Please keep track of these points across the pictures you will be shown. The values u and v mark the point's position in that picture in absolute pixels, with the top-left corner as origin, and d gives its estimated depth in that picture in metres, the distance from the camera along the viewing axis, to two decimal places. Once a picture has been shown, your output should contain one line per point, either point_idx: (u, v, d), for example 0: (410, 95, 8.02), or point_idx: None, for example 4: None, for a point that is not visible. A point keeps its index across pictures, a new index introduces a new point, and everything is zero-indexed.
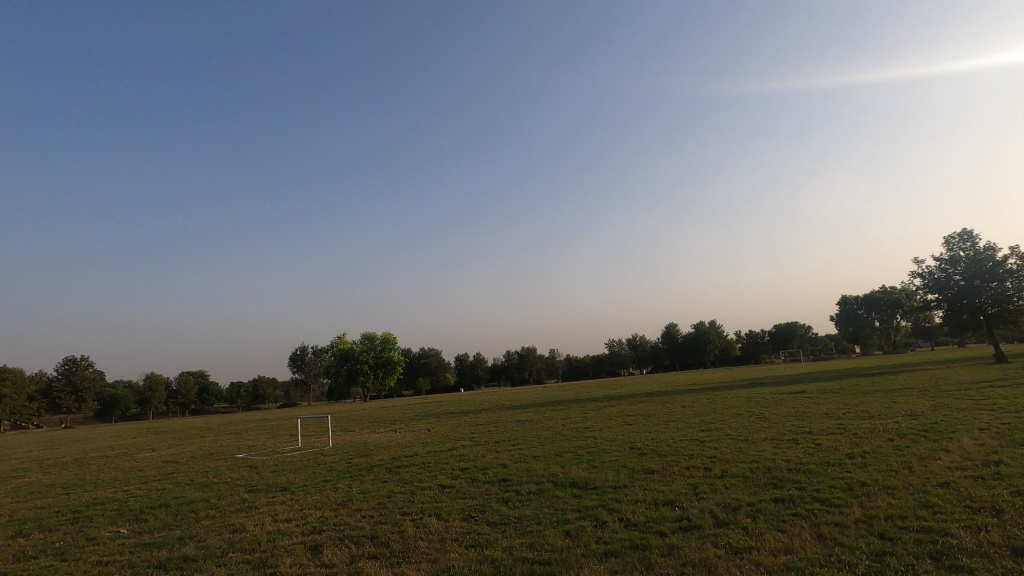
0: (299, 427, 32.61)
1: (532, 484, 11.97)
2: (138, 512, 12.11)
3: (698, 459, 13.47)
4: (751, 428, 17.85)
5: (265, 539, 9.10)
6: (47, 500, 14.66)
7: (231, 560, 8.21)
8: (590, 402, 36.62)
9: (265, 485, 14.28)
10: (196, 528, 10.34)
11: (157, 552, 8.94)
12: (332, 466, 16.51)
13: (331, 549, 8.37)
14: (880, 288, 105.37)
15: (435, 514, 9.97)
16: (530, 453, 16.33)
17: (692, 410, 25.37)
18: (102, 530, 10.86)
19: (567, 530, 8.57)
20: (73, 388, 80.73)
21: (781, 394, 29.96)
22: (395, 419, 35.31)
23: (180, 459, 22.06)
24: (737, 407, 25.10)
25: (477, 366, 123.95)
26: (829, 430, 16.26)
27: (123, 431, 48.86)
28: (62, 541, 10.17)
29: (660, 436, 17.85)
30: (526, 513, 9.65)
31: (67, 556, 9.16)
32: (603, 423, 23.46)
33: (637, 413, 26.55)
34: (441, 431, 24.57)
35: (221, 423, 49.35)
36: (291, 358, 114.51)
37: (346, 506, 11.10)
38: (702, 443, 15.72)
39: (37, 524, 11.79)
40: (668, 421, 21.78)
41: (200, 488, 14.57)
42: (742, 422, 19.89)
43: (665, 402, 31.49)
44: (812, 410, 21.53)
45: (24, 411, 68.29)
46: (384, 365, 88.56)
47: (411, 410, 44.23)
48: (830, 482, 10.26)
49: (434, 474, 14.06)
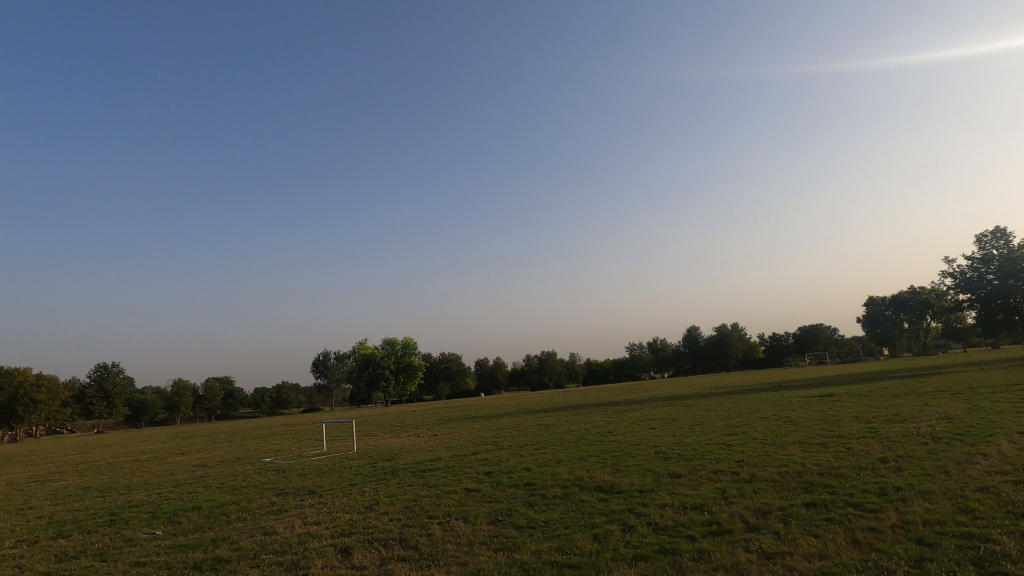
0: (324, 431, 33.03)
1: (557, 488, 11.94)
2: (170, 515, 12.36)
3: (725, 463, 13.26)
4: (779, 432, 17.51)
5: (296, 541, 9.25)
6: (84, 503, 15.08)
7: (263, 562, 8.35)
8: (613, 406, 36.45)
9: (293, 488, 14.51)
10: (227, 530, 10.54)
11: (191, 553, 9.13)
12: (358, 470, 16.69)
13: (362, 551, 8.48)
14: (909, 288, 102.91)
15: (462, 518, 9.99)
16: (554, 457, 16.26)
17: (717, 413, 25.17)
18: (137, 532, 11.12)
19: (595, 533, 8.54)
20: (105, 393, 82.95)
21: (808, 397, 29.48)
22: (417, 424, 35.51)
23: (208, 463, 22.49)
24: (764, 410, 24.71)
25: (497, 371, 124.05)
26: (859, 434, 15.88)
27: (152, 436, 49.92)
28: (101, 542, 10.45)
29: (685, 440, 17.63)
30: (553, 516, 9.65)
31: (107, 558, 9.40)
32: (627, 427, 23.26)
33: (660, 416, 26.27)
34: (464, 436, 24.68)
35: (247, 428, 50.35)
36: (314, 364, 116.22)
37: (372, 510, 11.15)
38: (729, 447, 15.51)
39: (76, 526, 12.10)
40: (693, 425, 21.47)
41: (230, 491, 14.87)
42: (768, 425, 19.64)
43: (688, 406, 31.24)
44: (841, 413, 21.06)
45: (58, 416, 70.35)
46: (405, 368, 89.21)
47: (432, 415, 44.45)
48: (863, 487, 10.03)
49: (459, 477, 14.09)
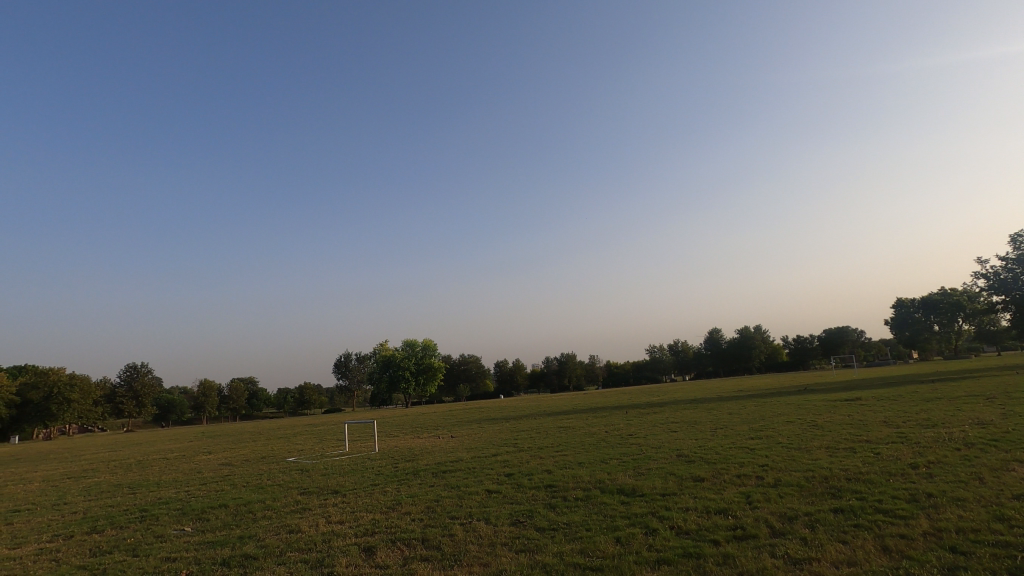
0: (346, 432, 33.38)
1: (579, 490, 11.90)
2: (198, 512, 12.65)
3: (750, 467, 13.08)
4: (804, 436, 17.22)
5: (321, 540, 9.38)
6: (115, 499, 15.51)
7: (289, 560, 8.48)
8: (633, 408, 36.20)
9: (317, 487, 14.70)
10: (254, 527, 10.74)
11: (220, 550, 9.31)
12: (379, 470, 16.83)
13: (385, 550, 8.57)
14: (940, 290, 100.11)
15: (484, 519, 10.03)
16: (575, 459, 16.23)
17: (740, 417, 24.81)
18: (168, 527, 11.41)
19: (617, 536, 8.49)
20: (134, 393, 85.12)
21: (834, 400, 28.95)
22: (437, 425, 35.69)
23: (234, 462, 22.96)
24: (788, 414, 24.27)
25: (517, 373, 123.99)
26: (888, 439, 15.53)
27: (179, 436, 50.98)
28: (132, 538, 10.73)
29: (707, 443, 17.45)
30: (575, 519, 9.61)
31: (139, 553, 9.65)
32: (648, 429, 23.10)
33: (681, 419, 25.96)
34: (484, 437, 24.75)
35: (272, 427, 51.18)
36: (336, 365, 117.72)
37: (395, 510, 11.27)
38: (752, 451, 15.28)
39: (109, 521, 12.47)
40: (716, 428, 21.24)
41: (256, 490, 15.15)
42: (793, 429, 19.29)
43: (711, 409, 30.83)
44: (869, 417, 20.63)
45: (89, 415, 72.36)
46: (425, 370, 89.74)
47: (452, 416, 44.66)
48: (893, 493, 9.80)
49: (480, 479, 14.14)
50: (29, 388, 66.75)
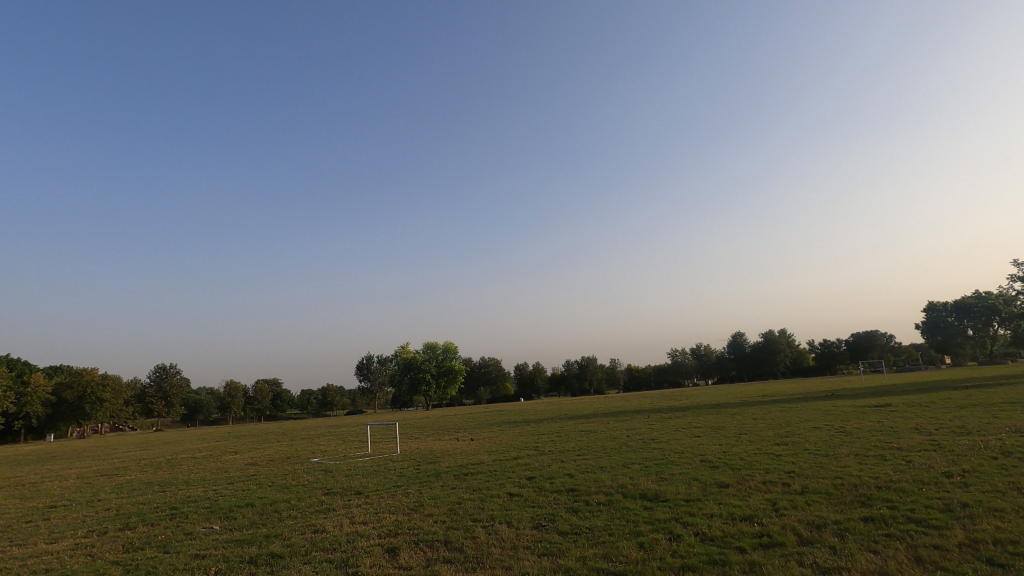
0: (368, 433, 33.72)
1: (601, 495, 11.85)
2: (226, 510, 12.91)
3: (775, 474, 12.85)
4: (832, 443, 16.82)
5: (345, 540, 9.50)
6: (147, 497, 15.91)
7: (315, 559, 8.60)
8: (655, 412, 35.85)
9: (340, 487, 14.87)
10: (280, 526, 10.91)
11: (248, 548, 9.47)
12: (402, 472, 17.00)
13: (408, 552, 8.62)
14: (974, 293, 97.05)
15: (506, 522, 10.04)
16: (597, 463, 16.14)
17: (765, 422, 24.38)
18: (198, 525, 11.66)
19: (640, 541, 8.43)
20: (163, 394, 87.28)
21: (863, 406, 28.22)
22: (458, 427, 35.84)
23: (259, 461, 23.44)
24: (815, 420, 23.79)
25: (537, 376, 123.80)
26: (920, 447, 15.09)
27: (206, 435, 52.12)
28: (163, 535, 11.00)
29: (732, 449, 17.18)
30: (598, 523, 9.55)
31: (170, 549, 9.89)
32: (671, 434, 22.85)
33: (704, 424, 25.68)
34: (506, 440, 24.77)
35: (295, 428, 51.97)
36: (358, 367, 119.14)
37: (418, 511, 11.35)
38: (778, 457, 15.02)
39: (140, 518, 12.79)
40: (741, 434, 20.89)
41: (281, 489, 15.39)
42: (820, 435, 18.91)
43: (735, 414, 30.38)
44: (900, 424, 20.11)
45: (121, 415, 74.39)
46: (446, 373, 90.14)
47: (473, 419, 44.87)
48: (925, 502, 9.53)
49: (501, 482, 14.16)
50: (64, 387, 68.95)
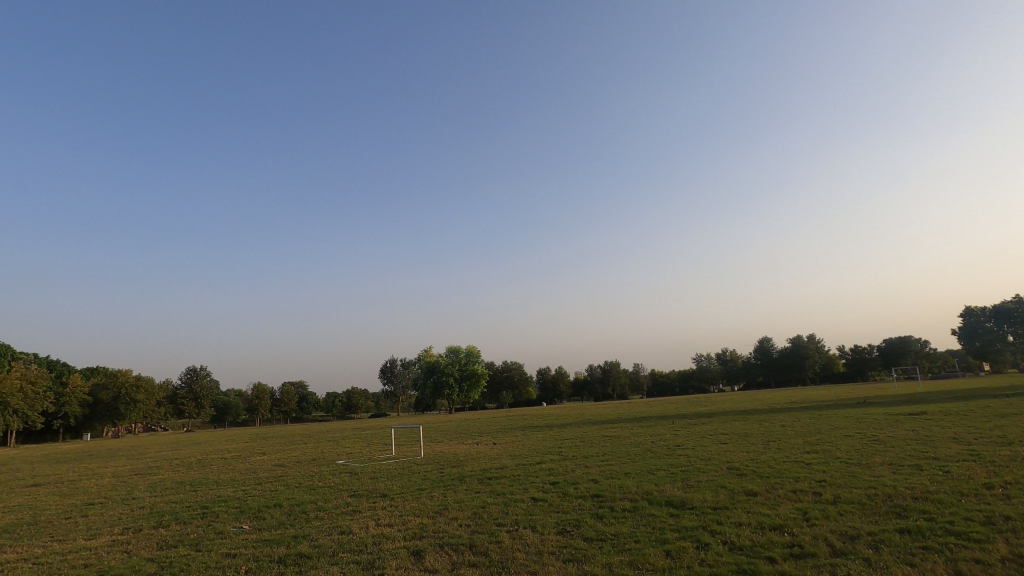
0: (392, 436, 34.00)
1: (626, 501, 11.73)
2: (255, 511, 13.14)
3: (806, 482, 12.55)
4: (864, 452, 16.38)
5: (371, 542, 9.59)
6: (179, 496, 16.27)
7: (342, 560, 8.70)
8: (680, 418, 35.39)
9: (366, 490, 15.03)
10: (308, 527, 11.07)
11: (277, 548, 9.63)
12: (426, 475, 17.07)
13: (434, 555, 8.67)
14: (1014, 299, 93.85)
15: (531, 527, 10.01)
16: (621, 469, 16.00)
17: (794, 430, 23.87)
18: (228, 525, 11.88)
19: (667, 549, 8.31)
20: (194, 395, 89.44)
21: (896, 414, 27.42)
22: (481, 431, 35.87)
23: (287, 463, 23.83)
24: (847, 428, 23.17)
25: (560, 381, 123.34)
26: (959, 456, 14.58)
27: (234, 436, 53.19)
28: (195, 534, 11.25)
29: (760, 456, 16.85)
30: (623, 530, 9.46)
31: (201, 548, 10.11)
32: (697, 441, 22.52)
33: (731, 431, 25.23)
34: (529, 445, 24.71)
35: (320, 430, 52.70)
36: (382, 370, 120.55)
37: (442, 514, 11.41)
38: (809, 466, 14.68)
39: (173, 517, 13.10)
40: (769, 441, 20.49)
41: (308, 491, 15.60)
42: (852, 443, 18.42)
43: (762, 420, 29.83)
44: (936, 433, 19.48)
45: (154, 415, 76.43)
46: (469, 377, 90.41)
47: (496, 423, 44.83)
48: (965, 514, 9.20)
49: (525, 486, 14.11)
50: (101, 388, 71.18)
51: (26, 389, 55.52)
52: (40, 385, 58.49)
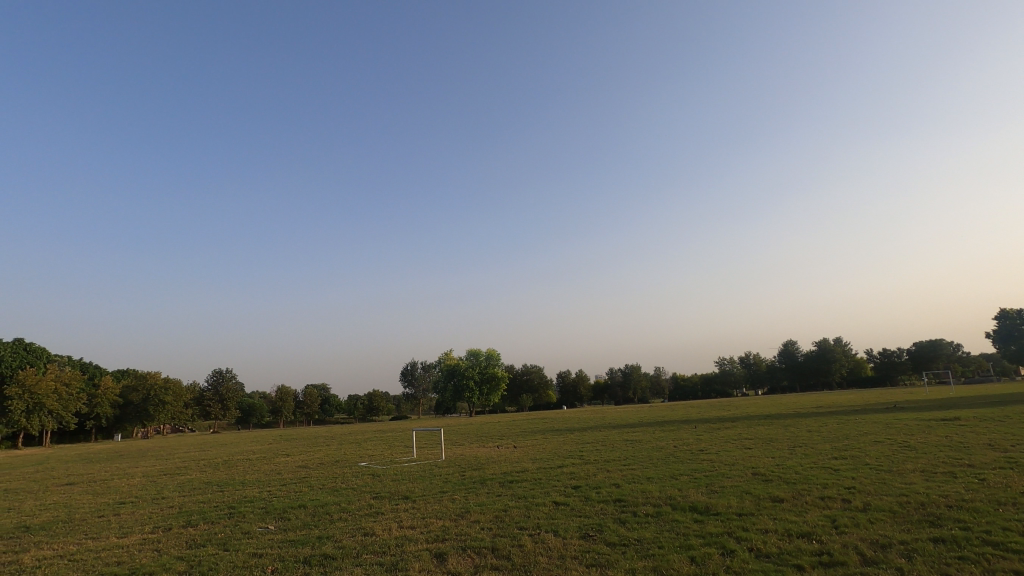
0: (413, 438, 34.16)
1: (649, 506, 11.59)
2: (280, 511, 13.33)
3: (835, 489, 12.24)
4: (895, 458, 15.94)
5: (394, 544, 9.65)
6: (206, 496, 16.60)
7: (366, 561, 8.79)
8: (703, 423, 34.91)
9: (389, 492, 15.13)
10: (332, 528, 11.19)
11: (302, 549, 9.74)
12: (447, 478, 17.12)
13: (456, 558, 8.69)
14: None
15: (553, 531, 9.98)
16: (644, 474, 15.83)
17: (821, 435, 23.36)
18: (254, 525, 12.08)
19: (691, 555, 8.20)
20: (220, 397, 91.16)
21: (927, 420, 26.69)
22: (502, 435, 35.84)
23: (310, 464, 24.12)
24: (876, 433, 22.58)
25: (580, 384, 122.75)
26: (995, 464, 14.10)
27: (259, 438, 54.02)
28: (222, 533, 11.44)
29: (786, 462, 16.52)
30: (646, 535, 9.37)
31: (229, 547, 10.30)
32: (721, 445, 22.22)
33: (756, 436, 24.78)
34: (549, 448, 24.65)
35: (343, 433, 53.19)
36: (403, 373, 121.51)
37: (465, 517, 11.43)
38: (837, 472, 14.35)
39: (202, 517, 13.36)
40: (795, 446, 20.09)
41: (331, 492, 15.76)
42: (882, 449, 17.95)
43: (788, 425, 29.26)
44: (970, 439, 18.89)
45: (181, 416, 78.07)
46: (489, 380, 90.46)
47: (516, 427, 44.78)
48: (1003, 524, 8.88)
49: (547, 490, 14.07)
50: (131, 389, 72.96)
51: (60, 390, 57.24)
52: (73, 387, 60.21)
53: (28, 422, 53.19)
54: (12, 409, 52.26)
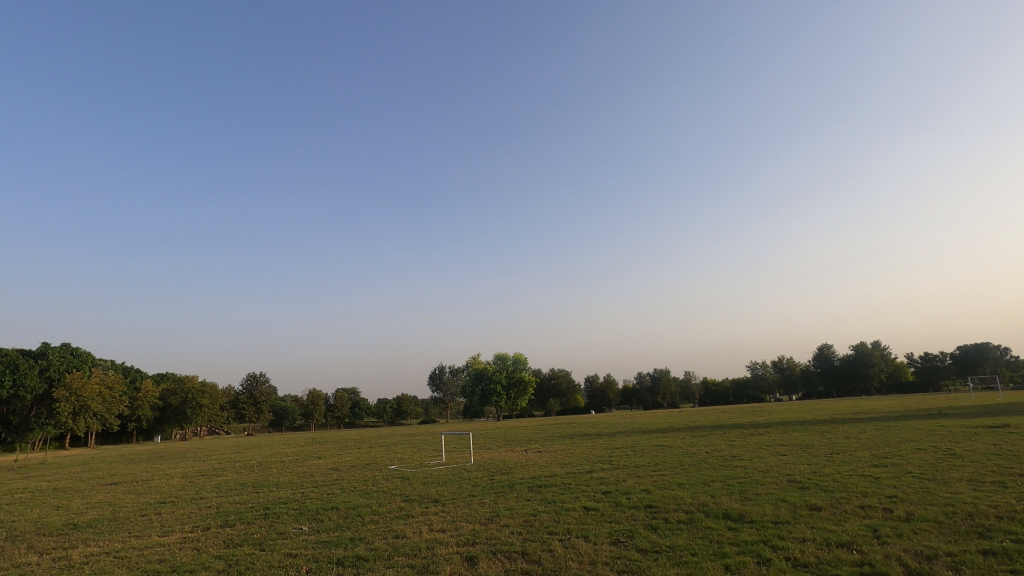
0: (442, 442, 34.39)
1: (681, 513, 11.41)
2: (313, 513, 13.57)
3: (875, 498, 11.84)
4: (939, 466, 15.33)
5: (425, 547, 9.73)
6: (243, 497, 17.01)
7: (397, 564, 8.88)
8: (736, 428, 34.19)
9: (418, 495, 15.28)
10: (364, 530, 11.34)
11: (334, 550, 9.91)
12: (476, 482, 17.18)
13: (486, 562, 8.70)
14: None
15: (583, 536, 9.91)
16: (675, 480, 15.61)
17: (860, 442, 22.65)
18: (288, 526, 12.33)
19: (726, 564, 8.06)
20: (254, 400, 93.29)
21: (974, 427, 25.57)
22: (530, 439, 35.76)
23: (342, 467, 24.50)
24: (919, 440, 21.81)
25: (608, 389, 121.64)
26: None
27: (291, 441, 55.08)
28: (258, 533, 11.72)
29: (823, 469, 16.05)
30: (678, 542, 9.24)
31: (265, 547, 10.54)
32: (754, 451, 21.71)
33: (791, 442, 24.16)
34: (579, 453, 24.51)
35: (373, 436, 53.87)
36: (431, 377, 122.53)
37: (494, 521, 11.46)
38: (878, 480, 13.88)
39: (238, 517, 13.72)
40: (832, 453, 19.52)
41: (363, 494, 16.01)
42: (926, 457, 17.27)
43: (824, 431, 28.42)
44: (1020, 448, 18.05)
45: (218, 418, 80.12)
46: (516, 384, 90.36)
47: (544, 431, 44.70)
48: None
49: (577, 495, 13.97)
50: (170, 393, 75.31)
51: (104, 393, 59.42)
52: (116, 390, 62.50)
53: (74, 424, 55.42)
54: (60, 410, 54.51)
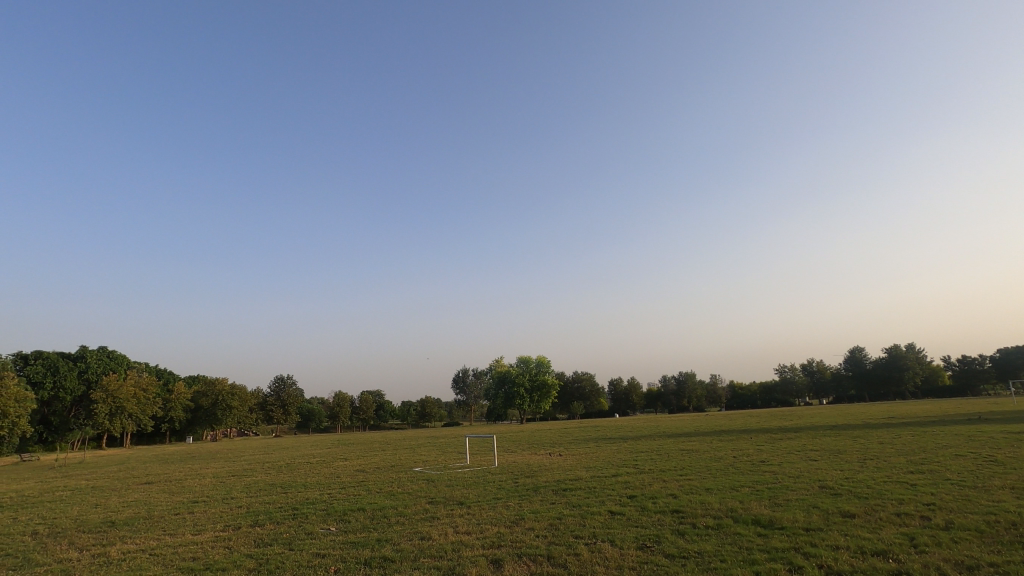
0: (466, 445, 34.51)
1: (709, 518, 11.22)
2: (341, 514, 13.76)
3: (913, 505, 11.47)
4: (979, 473, 14.78)
5: (451, 549, 9.77)
6: (271, 497, 17.31)
7: (423, 565, 8.93)
8: (764, 433, 33.55)
9: (444, 497, 15.35)
10: (390, 531, 11.44)
11: (361, 551, 10.03)
12: (501, 484, 17.19)
13: (512, 564, 8.70)
14: None
15: (609, 541, 9.83)
16: (702, 484, 15.38)
17: (893, 447, 22.01)
18: (316, 526, 12.53)
19: (757, 570, 7.91)
20: (282, 402, 94.79)
21: (1015, 433, 24.60)
22: (554, 442, 35.63)
23: (367, 469, 24.74)
24: (956, 446, 21.06)
25: (632, 392, 120.50)
26: None
27: (318, 442, 55.89)
28: (287, 533, 11.93)
29: (856, 475, 15.60)
30: (706, 548, 9.10)
31: (294, 546, 10.73)
32: (783, 456, 21.26)
33: (821, 447, 23.59)
34: (603, 456, 24.34)
35: (398, 437, 54.37)
36: (454, 380, 123.03)
37: (519, 524, 11.47)
38: (914, 487, 13.43)
39: (268, 517, 13.98)
40: (865, 459, 18.98)
41: (388, 496, 16.15)
42: (965, 463, 16.68)
43: (856, 436, 27.71)
44: None
45: (247, 420, 81.63)
46: (540, 387, 90.18)
47: (567, 434, 44.56)
48: None
49: (602, 499, 13.85)
50: (201, 394, 77.09)
51: (139, 394, 61.14)
52: (151, 391, 64.22)
53: (111, 424, 57.11)
54: (97, 411, 56.25)
